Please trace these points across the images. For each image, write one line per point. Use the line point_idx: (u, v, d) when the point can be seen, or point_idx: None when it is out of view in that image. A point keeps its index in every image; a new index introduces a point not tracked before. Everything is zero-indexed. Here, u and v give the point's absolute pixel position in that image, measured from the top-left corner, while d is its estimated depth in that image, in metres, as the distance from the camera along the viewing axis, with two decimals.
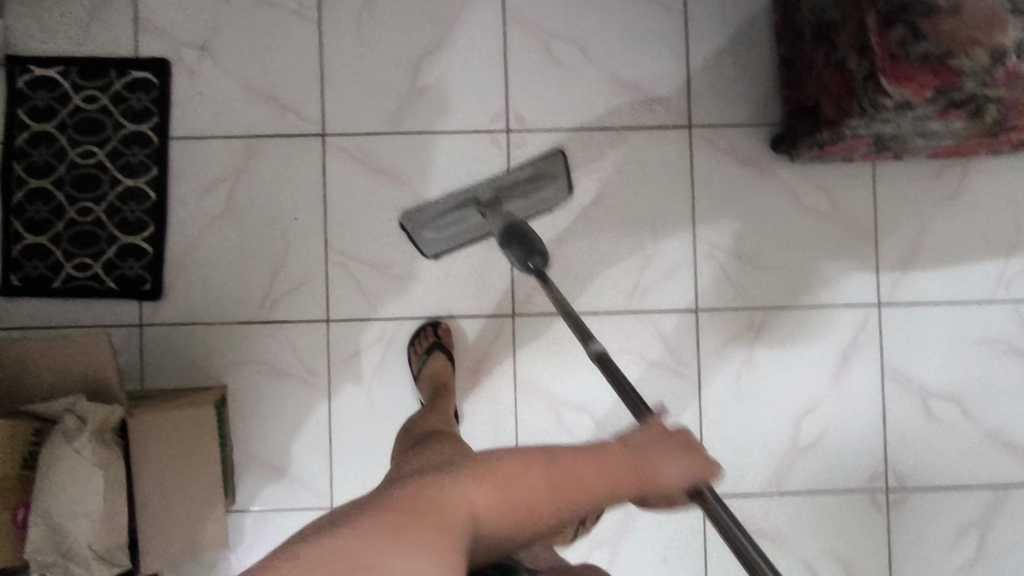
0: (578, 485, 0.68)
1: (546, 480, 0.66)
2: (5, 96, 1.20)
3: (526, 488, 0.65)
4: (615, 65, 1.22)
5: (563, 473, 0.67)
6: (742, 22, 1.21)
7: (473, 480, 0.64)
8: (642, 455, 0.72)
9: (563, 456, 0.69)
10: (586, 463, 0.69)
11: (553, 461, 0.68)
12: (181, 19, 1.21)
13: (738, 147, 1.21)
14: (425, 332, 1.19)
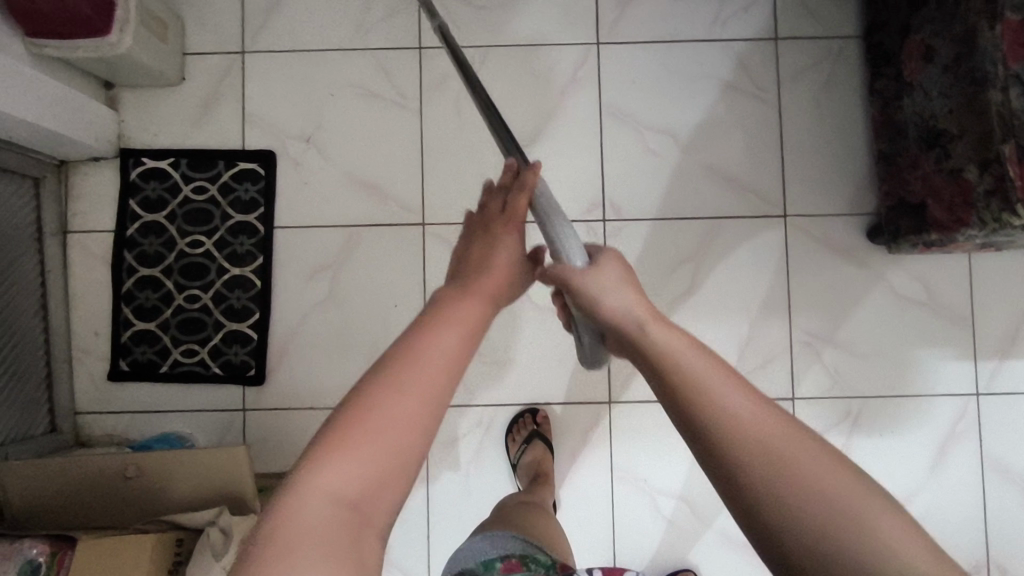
0: (437, 363, 0.61)
1: (412, 399, 0.58)
2: (118, 187, 1.24)
3: (392, 421, 0.57)
4: (709, 154, 1.25)
5: (420, 383, 0.59)
6: (833, 114, 1.24)
7: (338, 452, 0.55)
8: (479, 274, 0.73)
9: (412, 353, 0.61)
10: (432, 343, 0.62)
11: (409, 362, 0.60)
12: (289, 113, 1.25)
13: (831, 238, 1.23)
14: (525, 420, 1.22)
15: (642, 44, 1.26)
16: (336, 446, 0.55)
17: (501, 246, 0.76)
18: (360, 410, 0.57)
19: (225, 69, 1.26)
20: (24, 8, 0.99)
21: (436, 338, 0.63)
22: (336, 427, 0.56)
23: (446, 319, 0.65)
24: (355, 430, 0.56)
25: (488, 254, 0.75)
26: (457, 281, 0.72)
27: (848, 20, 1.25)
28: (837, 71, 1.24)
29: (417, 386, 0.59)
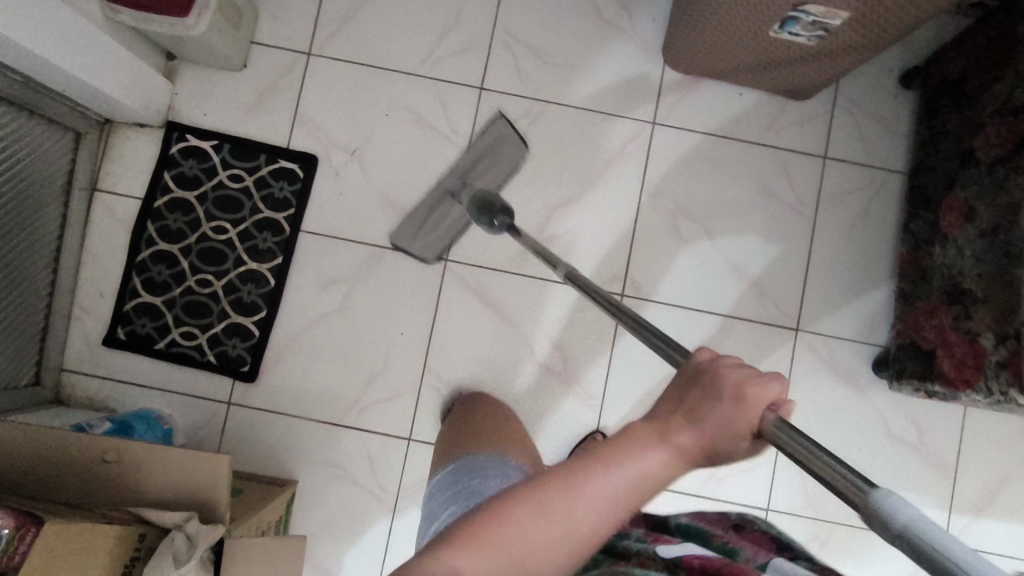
0: (607, 501, 0.49)
1: (568, 518, 0.48)
2: (156, 158, 1.24)
3: (537, 542, 0.47)
4: (737, 253, 1.27)
5: (582, 505, 0.49)
6: (863, 242, 1.27)
7: (461, 550, 0.47)
8: (690, 410, 0.54)
9: (581, 474, 0.50)
10: (612, 473, 0.50)
11: (576, 490, 0.49)
12: (340, 123, 1.26)
13: (838, 361, 1.25)
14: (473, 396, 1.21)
15: (694, 133, 1.28)
16: (465, 545, 0.47)
17: (731, 404, 0.52)
18: (506, 521, 0.48)
19: (287, 66, 1.27)
20: None
21: (619, 470, 0.50)
22: (470, 526, 0.48)
23: (639, 448, 0.51)
24: (489, 529, 0.48)
25: (711, 397, 0.53)
26: (663, 410, 0.55)
27: (897, 155, 1.28)
28: (877, 201, 1.27)
29: (578, 515, 0.49)
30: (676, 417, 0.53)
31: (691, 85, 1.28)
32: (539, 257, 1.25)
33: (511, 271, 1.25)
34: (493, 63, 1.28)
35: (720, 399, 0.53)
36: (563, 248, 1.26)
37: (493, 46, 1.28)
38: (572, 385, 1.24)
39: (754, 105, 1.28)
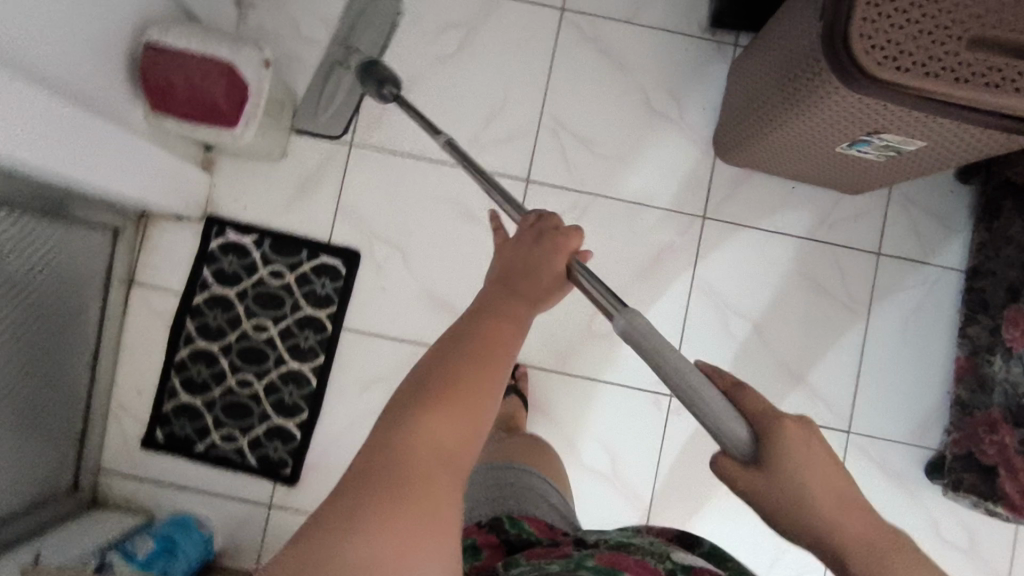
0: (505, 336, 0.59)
1: (494, 365, 0.56)
2: (194, 253, 1.22)
3: (476, 391, 0.54)
4: (789, 351, 1.24)
5: (497, 350, 0.58)
6: (916, 341, 1.24)
7: (425, 411, 0.52)
8: (526, 270, 0.71)
9: (483, 331, 0.59)
10: (505, 324, 0.61)
11: (484, 336, 0.58)
12: (383, 216, 1.23)
13: (891, 464, 1.23)
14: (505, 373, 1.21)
15: (745, 227, 1.25)
16: (424, 407, 0.52)
17: (551, 251, 0.73)
18: (438, 379, 0.54)
19: (328, 156, 1.24)
20: (159, 89, 0.96)
21: (512, 320, 0.62)
22: (409, 391, 0.53)
23: (509, 301, 0.65)
24: (441, 389, 0.53)
25: (538, 254, 0.73)
26: (503, 275, 0.70)
27: (954, 251, 1.24)
28: (933, 299, 1.24)
29: (499, 358, 0.57)
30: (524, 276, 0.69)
31: (742, 177, 1.25)
32: (586, 354, 1.23)
33: (557, 369, 1.23)
34: (540, 154, 1.24)
35: (546, 249, 0.73)
36: (611, 347, 1.23)
37: (541, 136, 1.24)
38: (621, 490, 1.21)
39: (807, 198, 1.25)
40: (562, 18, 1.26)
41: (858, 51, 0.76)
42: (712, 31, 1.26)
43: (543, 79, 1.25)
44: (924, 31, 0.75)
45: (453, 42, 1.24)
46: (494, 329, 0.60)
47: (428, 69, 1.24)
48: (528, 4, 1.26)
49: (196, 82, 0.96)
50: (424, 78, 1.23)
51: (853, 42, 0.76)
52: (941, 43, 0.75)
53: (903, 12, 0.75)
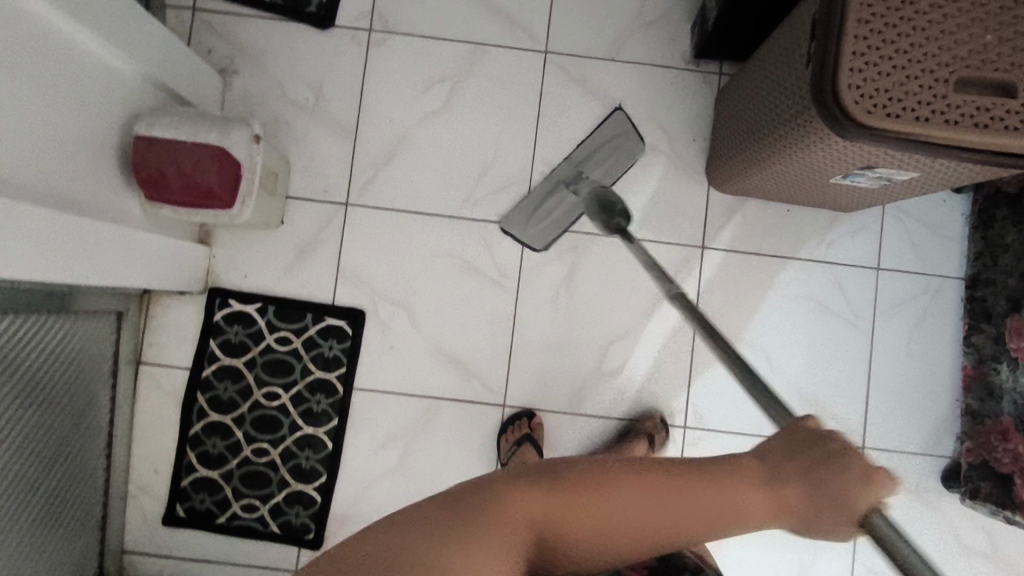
0: (705, 510, 0.60)
1: (641, 522, 0.59)
2: (200, 326, 1.22)
3: (621, 514, 0.59)
4: (798, 373, 1.25)
5: (653, 500, 0.60)
6: (923, 353, 1.25)
7: (542, 485, 0.60)
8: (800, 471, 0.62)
9: (654, 481, 0.61)
10: (689, 492, 0.60)
11: (680, 491, 0.60)
12: (385, 274, 1.24)
13: (907, 475, 1.23)
14: (519, 423, 1.20)
15: (744, 254, 1.26)
16: (543, 483, 0.60)
17: (850, 471, 0.60)
18: (601, 484, 0.60)
19: (326, 219, 1.25)
20: (153, 178, 0.97)
21: (708, 489, 0.61)
22: (570, 475, 0.61)
23: (744, 480, 0.62)
24: (579, 497, 0.59)
25: (806, 449, 0.64)
26: (783, 469, 0.63)
27: (952, 260, 1.25)
28: (935, 309, 1.25)
29: (644, 520, 0.59)
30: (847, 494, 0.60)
31: (737, 204, 1.26)
32: (597, 394, 1.24)
33: (570, 411, 1.23)
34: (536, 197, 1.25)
35: (853, 472, 0.60)
36: (621, 387, 1.24)
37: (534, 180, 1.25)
38: None
39: (803, 220, 1.26)
40: (546, 61, 1.27)
41: (846, 100, 0.77)
42: (696, 62, 1.27)
43: (533, 123, 1.26)
44: (908, 76, 0.76)
45: (441, 95, 1.27)
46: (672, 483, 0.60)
47: (417, 127, 1.26)
48: (511, 50, 1.27)
49: (190, 168, 0.97)
50: (417, 134, 1.26)
51: (841, 91, 0.77)
52: (927, 87, 0.76)
53: (886, 60, 0.77)
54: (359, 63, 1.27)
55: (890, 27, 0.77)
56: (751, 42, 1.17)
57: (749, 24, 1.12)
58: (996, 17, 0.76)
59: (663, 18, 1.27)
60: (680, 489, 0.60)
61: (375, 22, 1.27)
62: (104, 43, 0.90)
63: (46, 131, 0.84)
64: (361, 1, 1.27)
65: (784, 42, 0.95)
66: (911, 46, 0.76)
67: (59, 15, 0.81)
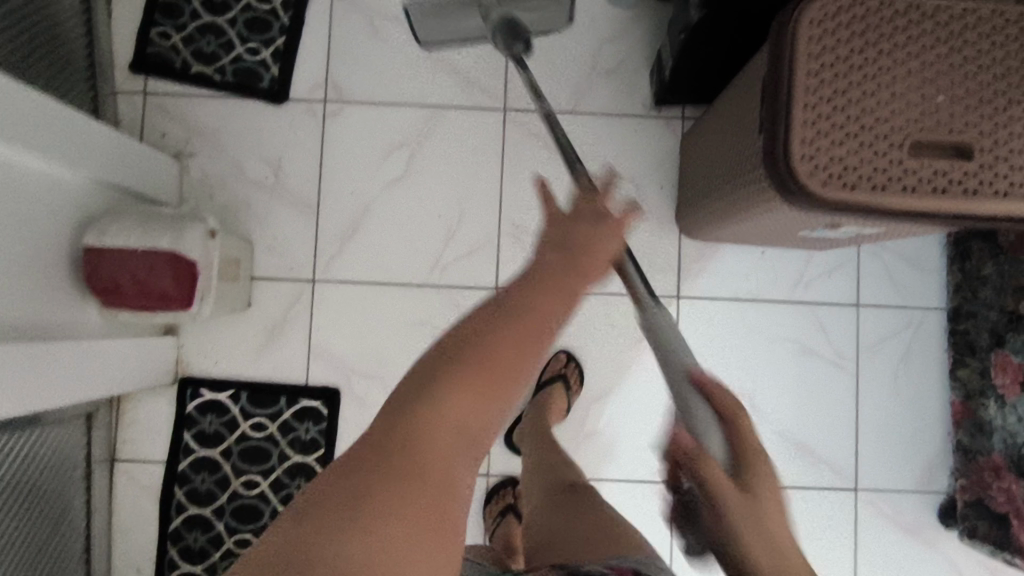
0: (506, 361, 0.54)
1: (473, 401, 0.53)
2: (172, 418, 1.20)
3: (456, 423, 0.52)
4: (784, 417, 1.22)
5: (474, 386, 0.53)
6: (910, 388, 1.23)
7: (373, 467, 0.50)
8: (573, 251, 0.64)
9: (459, 365, 0.53)
10: (503, 350, 0.54)
11: (476, 371, 0.53)
12: (358, 350, 1.22)
13: (903, 514, 1.21)
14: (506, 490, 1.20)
15: (721, 301, 1.24)
16: (378, 466, 0.50)
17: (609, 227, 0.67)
18: (415, 415, 0.52)
19: (294, 297, 1.22)
20: (107, 289, 0.96)
21: (514, 332, 0.55)
22: (370, 442, 0.52)
23: (536, 292, 0.58)
24: (409, 438, 0.51)
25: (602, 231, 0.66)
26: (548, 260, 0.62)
27: (933, 292, 1.22)
28: (919, 343, 1.22)
29: (474, 408, 0.53)
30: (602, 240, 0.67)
31: (709, 248, 1.24)
32: (583, 455, 1.21)
33: None
34: (505, 260, 1.23)
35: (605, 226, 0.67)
36: (606, 445, 1.21)
37: (502, 241, 1.23)
38: None
39: (778, 261, 1.23)
40: (506, 117, 1.24)
41: (799, 174, 0.75)
42: (658, 108, 1.25)
43: (497, 183, 1.24)
44: (862, 144, 0.74)
45: (401, 161, 1.24)
46: (478, 362, 0.53)
47: (379, 195, 1.24)
48: (470, 110, 1.24)
49: (144, 275, 0.97)
50: (379, 203, 1.24)
51: (794, 165, 0.75)
52: (881, 154, 0.74)
53: (837, 129, 0.74)
54: (317, 135, 1.24)
55: (840, 95, 0.74)
56: (712, 89, 1.15)
57: (706, 74, 1.10)
58: (947, 76, 0.73)
59: (621, 66, 1.25)
60: (489, 353, 0.53)
61: (329, 92, 1.25)
62: (43, 160, 0.88)
63: None
64: (314, 71, 1.25)
65: (738, 103, 0.93)
66: (862, 112, 0.74)
67: None
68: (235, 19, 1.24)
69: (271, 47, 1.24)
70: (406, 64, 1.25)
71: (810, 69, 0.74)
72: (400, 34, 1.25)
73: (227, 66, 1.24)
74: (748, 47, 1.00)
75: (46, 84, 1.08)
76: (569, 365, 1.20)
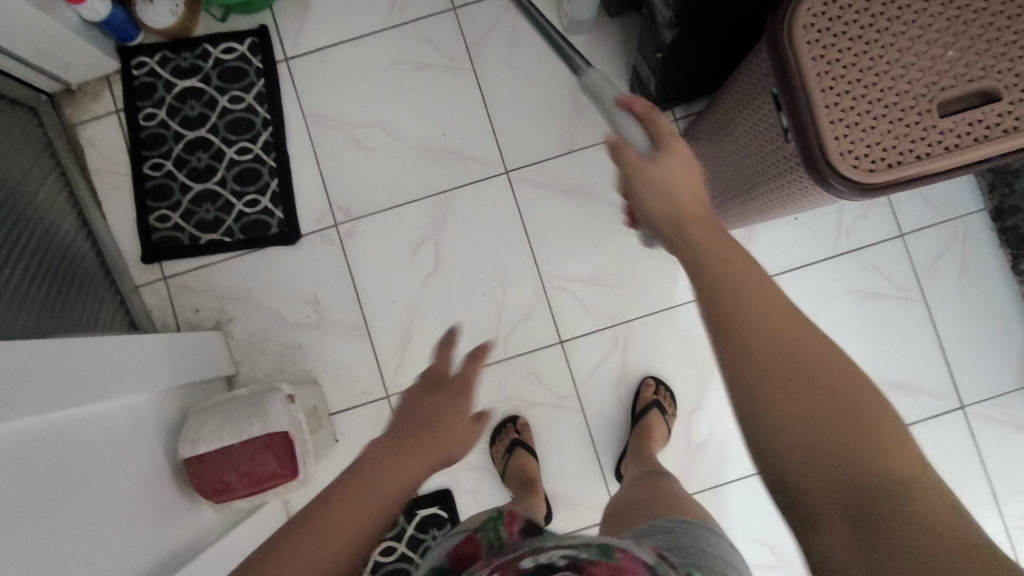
0: (376, 493, 0.62)
1: (341, 523, 0.58)
2: None
3: (314, 546, 0.56)
4: (870, 365, 1.24)
5: (347, 502, 0.60)
6: (978, 295, 1.24)
7: None
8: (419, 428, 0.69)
9: (328, 501, 0.60)
10: (367, 479, 0.62)
11: (330, 506, 0.60)
12: None
13: (1014, 414, 1.23)
14: (505, 429, 1.21)
15: (775, 276, 1.25)
16: None
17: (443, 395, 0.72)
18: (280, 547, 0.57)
19: (376, 419, 1.24)
20: (219, 490, 0.98)
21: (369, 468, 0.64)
22: (255, 564, 0.56)
23: (383, 455, 0.66)
24: (284, 558, 0.55)
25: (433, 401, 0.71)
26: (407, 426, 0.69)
27: (968, 199, 1.25)
28: (972, 249, 1.24)
29: (342, 515, 0.59)
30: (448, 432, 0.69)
31: (747, 231, 1.26)
32: (699, 468, 1.23)
33: None
34: (560, 314, 1.24)
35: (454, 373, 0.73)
36: (718, 450, 1.23)
37: (550, 295, 1.25)
38: (797, 570, 1.21)
39: (815, 221, 1.25)
40: (511, 179, 1.26)
41: (846, 169, 0.75)
42: None
43: (524, 244, 1.25)
44: (893, 122, 0.75)
45: (428, 257, 1.25)
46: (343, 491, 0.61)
47: (420, 293, 1.25)
48: (475, 185, 1.26)
49: (248, 466, 0.97)
50: (423, 303, 1.25)
51: (837, 162, 0.75)
52: (914, 123, 0.75)
53: (864, 115, 0.76)
54: (341, 260, 1.26)
55: (855, 84, 0.76)
56: (699, 85, 1.16)
57: (691, 76, 1.11)
58: (946, 30, 0.75)
59: None
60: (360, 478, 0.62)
61: (338, 215, 1.26)
62: (119, 397, 0.90)
63: (111, 516, 0.82)
64: (317, 201, 1.26)
65: (746, 110, 0.94)
66: (881, 91, 0.76)
67: (76, 409, 0.81)
68: (224, 178, 1.25)
69: (268, 193, 1.26)
70: (400, 164, 1.26)
71: (819, 69, 0.76)
72: (384, 138, 1.26)
73: (234, 226, 1.25)
74: (726, 44, 1.01)
75: (80, 312, 1.09)
76: (659, 389, 1.21)
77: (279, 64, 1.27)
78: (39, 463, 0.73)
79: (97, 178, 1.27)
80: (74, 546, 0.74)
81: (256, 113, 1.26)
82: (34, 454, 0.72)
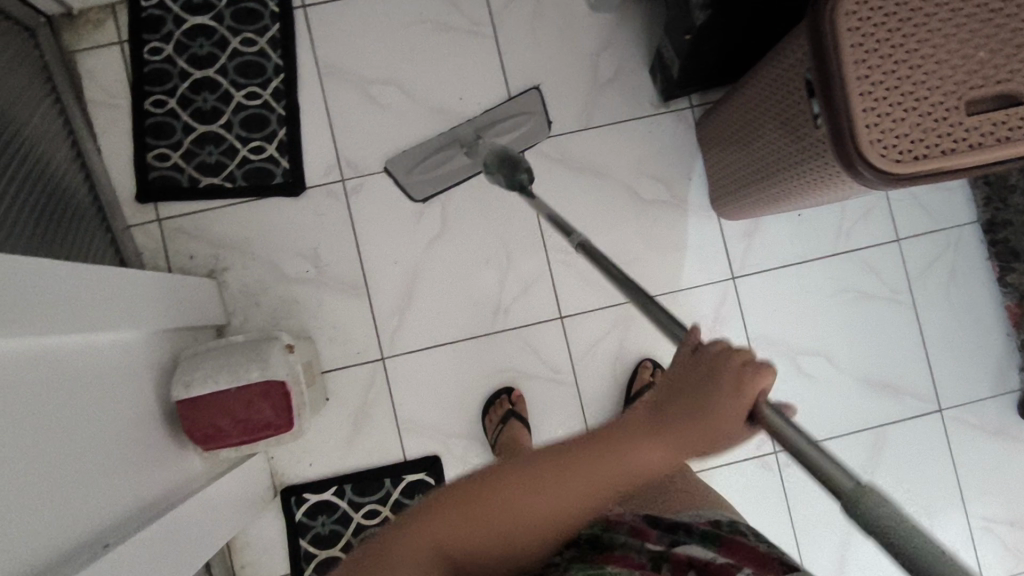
0: (625, 473, 0.57)
1: (605, 480, 0.57)
2: (284, 531, 1.19)
3: (577, 494, 0.56)
4: (858, 363, 1.28)
5: (619, 463, 0.57)
6: (964, 304, 1.29)
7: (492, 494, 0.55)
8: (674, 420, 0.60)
9: (615, 447, 0.58)
10: (635, 457, 0.58)
11: (604, 457, 0.58)
12: (441, 416, 1.23)
13: (988, 420, 1.28)
14: (499, 400, 1.20)
15: (776, 270, 1.27)
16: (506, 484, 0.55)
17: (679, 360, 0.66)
18: (559, 468, 0.56)
19: (368, 381, 1.22)
20: (209, 436, 0.95)
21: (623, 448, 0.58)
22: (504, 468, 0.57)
23: (637, 438, 0.59)
24: (561, 477, 0.56)
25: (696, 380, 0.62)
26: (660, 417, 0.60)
27: (963, 210, 1.29)
28: (962, 259, 1.29)
29: (611, 474, 0.57)
30: (648, 465, 0.58)
31: (752, 225, 1.28)
32: None
33: None
34: (562, 290, 1.24)
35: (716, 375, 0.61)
36: None
37: (555, 271, 1.25)
38: None
39: (819, 220, 1.28)
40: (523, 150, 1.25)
41: (873, 158, 0.77)
42: (666, 103, 1.27)
43: (532, 217, 1.25)
44: (922, 116, 0.77)
45: (434, 221, 1.24)
46: (631, 449, 0.58)
47: (423, 257, 1.24)
48: None
49: (243, 413, 0.95)
50: (426, 266, 1.24)
51: (866, 150, 0.77)
52: (941, 119, 0.77)
53: (896, 106, 0.77)
54: (345, 217, 1.23)
55: (890, 76, 0.77)
56: (719, 72, 1.17)
57: (715, 61, 1.12)
58: (980, 32, 0.77)
59: (620, 71, 1.26)
60: (625, 454, 0.57)
61: (345, 171, 1.23)
62: (112, 331, 0.86)
63: (97, 454, 0.79)
64: (323, 155, 1.23)
65: (768, 95, 0.96)
66: (914, 86, 0.77)
67: (68, 337, 0.77)
68: (230, 122, 1.22)
69: (274, 141, 1.22)
70: (412, 124, 1.24)
71: (857, 58, 0.77)
72: (398, 96, 1.24)
73: (236, 171, 1.21)
74: (753, 31, 1.02)
75: (69, 246, 1.04)
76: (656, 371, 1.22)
77: (295, 10, 1.23)
78: (28, 390, 0.69)
79: (94, 109, 1.21)
80: (57, 478, 0.70)
81: (269, 58, 1.22)
82: (27, 377, 0.69)
